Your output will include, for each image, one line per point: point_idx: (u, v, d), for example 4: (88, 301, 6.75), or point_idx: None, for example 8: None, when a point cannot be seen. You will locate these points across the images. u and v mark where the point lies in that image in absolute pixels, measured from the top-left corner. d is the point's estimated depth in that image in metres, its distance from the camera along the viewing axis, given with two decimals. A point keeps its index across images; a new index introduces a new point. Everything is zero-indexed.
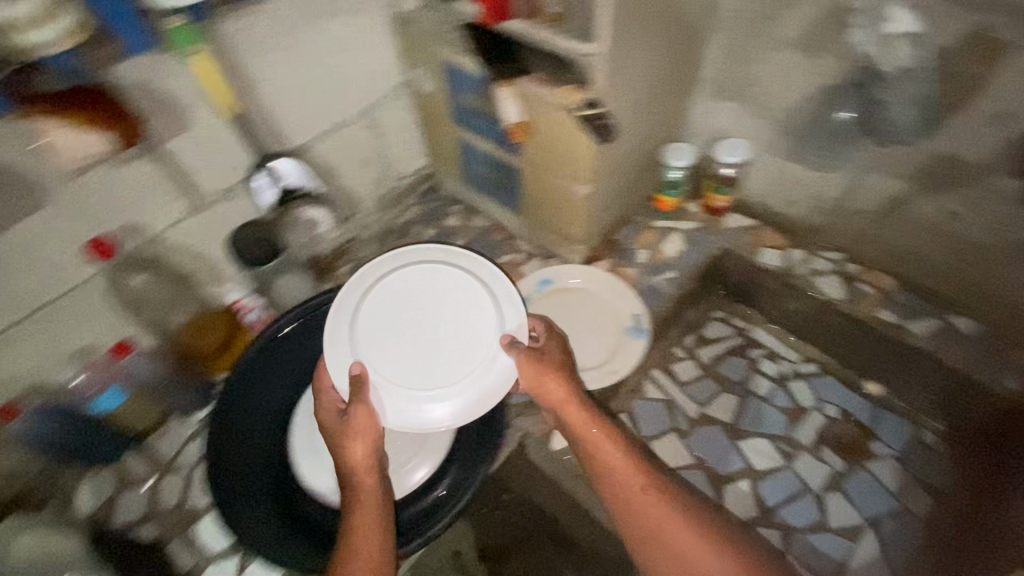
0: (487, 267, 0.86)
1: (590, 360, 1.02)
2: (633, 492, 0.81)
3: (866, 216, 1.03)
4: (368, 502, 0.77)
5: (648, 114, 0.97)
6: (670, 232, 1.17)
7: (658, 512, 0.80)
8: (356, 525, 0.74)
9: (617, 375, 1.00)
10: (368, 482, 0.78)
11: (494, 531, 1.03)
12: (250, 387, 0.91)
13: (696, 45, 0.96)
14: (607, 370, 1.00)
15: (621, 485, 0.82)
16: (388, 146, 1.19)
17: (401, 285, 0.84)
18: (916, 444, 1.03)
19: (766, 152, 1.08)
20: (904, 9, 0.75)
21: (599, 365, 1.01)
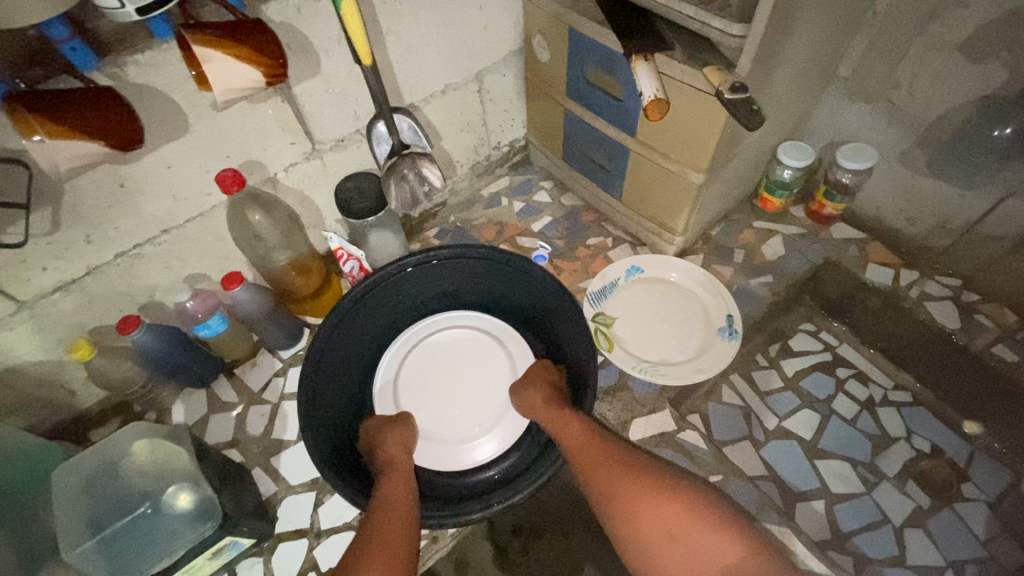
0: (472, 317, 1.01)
1: (676, 354, 0.98)
2: (621, 490, 0.72)
3: (1000, 243, 0.94)
4: (398, 473, 0.80)
5: (773, 109, 0.93)
6: (769, 235, 1.13)
7: (652, 508, 0.70)
8: (386, 492, 0.77)
9: (704, 374, 0.95)
10: (399, 458, 0.82)
11: (547, 509, 1.03)
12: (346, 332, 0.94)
13: (837, 40, 0.91)
14: (694, 367, 0.96)
15: (612, 484, 0.73)
16: (491, 113, 1.19)
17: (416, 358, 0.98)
18: (1014, 493, 0.96)
19: (892, 163, 1.01)
20: None
21: (685, 361, 0.97)
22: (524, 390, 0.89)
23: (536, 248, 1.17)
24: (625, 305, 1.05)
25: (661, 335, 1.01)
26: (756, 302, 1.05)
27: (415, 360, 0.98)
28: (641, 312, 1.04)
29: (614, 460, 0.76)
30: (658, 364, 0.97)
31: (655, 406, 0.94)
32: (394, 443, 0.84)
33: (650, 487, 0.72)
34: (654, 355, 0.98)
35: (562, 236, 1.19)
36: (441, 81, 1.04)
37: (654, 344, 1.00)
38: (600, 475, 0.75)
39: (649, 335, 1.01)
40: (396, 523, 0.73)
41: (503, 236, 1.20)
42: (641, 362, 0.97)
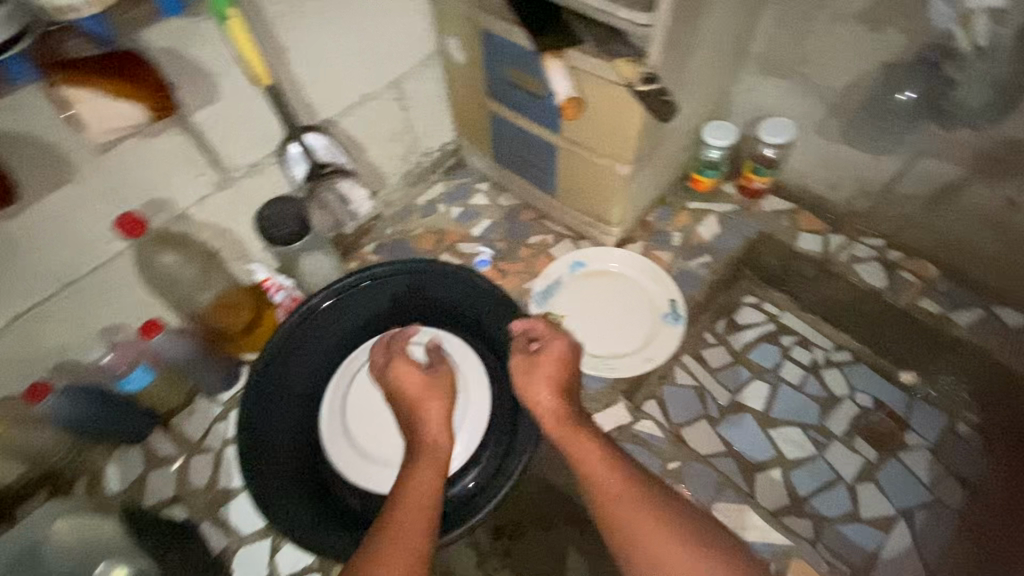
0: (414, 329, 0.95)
1: (624, 346, 0.99)
2: (654, 544, 0.66)
3: (915, 201, 0.98)
4: (427, 469, 0.73)
5: (691, 92, 0.93)
6: (704, 215, 1.14)
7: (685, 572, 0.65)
8: (411, 488, 0.71)
9: (652, 363, 0.97)
10: (435, 443, 0.77)
11: (514, 508, 1.02)
12: (279, 372, 0.91)
13: (746, 18, 0.92)
14: (644, 357, 0.97)
15: (632, 529, 0.67)
16: (416, 119, 1.15)
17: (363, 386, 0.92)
18: (951, 435, 1.01)
19: (811, 133, 1.03)
20: None
21: (633, 352, 0.98)
22: (541, 385, 0.78)
23: (478, 253, 1.15)
24: (572, 301, 1.05)
25: (608, 328, 1.01)
26: (698, 283, 1.07)
27: (358, 394, 0.92)
28: (588, 307, 1.04)
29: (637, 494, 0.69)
30: (608, 358, 0.97)
31: (609, 400, 0.94)
32: (432, 426, 0.78)
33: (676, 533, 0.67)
34: (603, 349, 0.99)
35: (503, 238, 1.17)
36: (356, 92, 0.99)
37: (603, 338, 1.00)
38: (630, 519, 0.68)
39: (597, 329, 1.01)
40: (416, 531, 0.66)
41: (443, 245, 1.17)
42: (591, 358, 0.97)
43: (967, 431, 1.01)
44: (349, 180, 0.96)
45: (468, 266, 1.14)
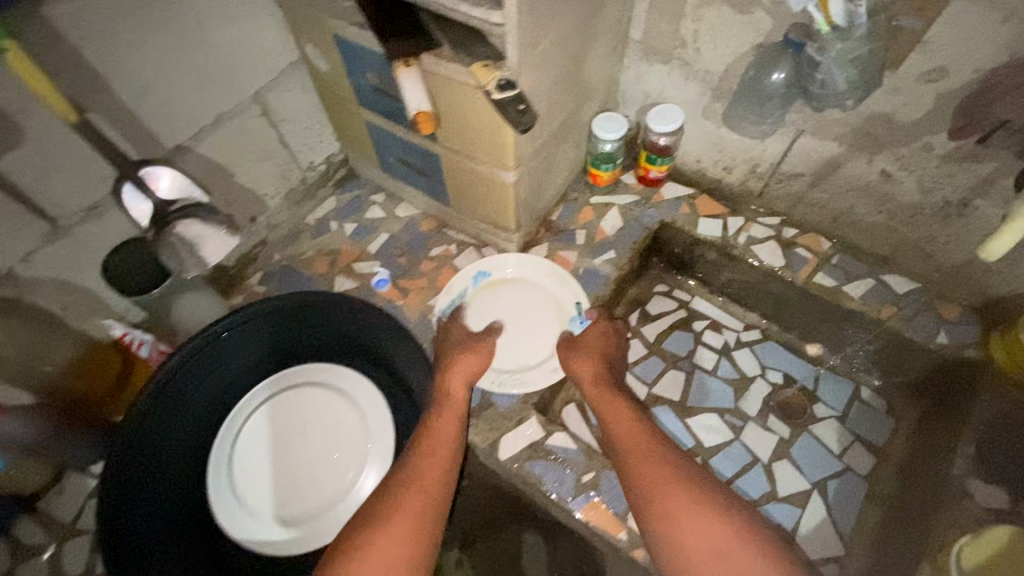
0: (295, 370, 0.90)
1: (532, 357, 0.96)
2: (675, 503, 0.68)
3: (801, 178, 0.98)
4: (449, 413, 0.82)
5: (570, 87, 0.89)
6: (606, 209, 1.11)
7: (697, 522, 0.66)
8: (432, 433, 0.78)
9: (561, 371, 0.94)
10: (455, 395, 0.84)
11: (461, 516, 0.98)
12: (142, 448, 0.80)
13: (618, 5, 0.88)
14: (551, 367, 0.95)
15: (656, 480, 0.70)
16: (290, 133, 1.06)
17: (256, 443, 0.85)
18: (855, 402, 1.04)
19: (698, 118, 1.02)
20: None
21: (541, 362, 0.95)
22: (581, 354, 0.91)
23: (376, 271, 1.08)
24: (477, 315, 1.00)
25: (516, 340, 0.98)
26: (605, 280, 1.04)
27: (255, 432, 0.86)
28: (494, 319, 1.00)
29: (651, 453, 0.74)
30: (517, 372, 0.94)
31: (520, 416, 0.90)
32: (457, 379, 0.85)
33: (684, 487, 0.69)
34: (511, 363, 0.95)
35: (403, 252, 1.10)
36: (208, 113, 0.89)
37: (511, 351, 0.97)
38: (648, 466, 0.72)
39: (505, 342, 0.98)
40: (437, 470, 0.74)
41: (338, 266, 1.09)
42: (499, 375, 0.94)
43: (868, 395, 1.05)
44: (202, 225, 0.80)
45: (366, 287, 1.06)
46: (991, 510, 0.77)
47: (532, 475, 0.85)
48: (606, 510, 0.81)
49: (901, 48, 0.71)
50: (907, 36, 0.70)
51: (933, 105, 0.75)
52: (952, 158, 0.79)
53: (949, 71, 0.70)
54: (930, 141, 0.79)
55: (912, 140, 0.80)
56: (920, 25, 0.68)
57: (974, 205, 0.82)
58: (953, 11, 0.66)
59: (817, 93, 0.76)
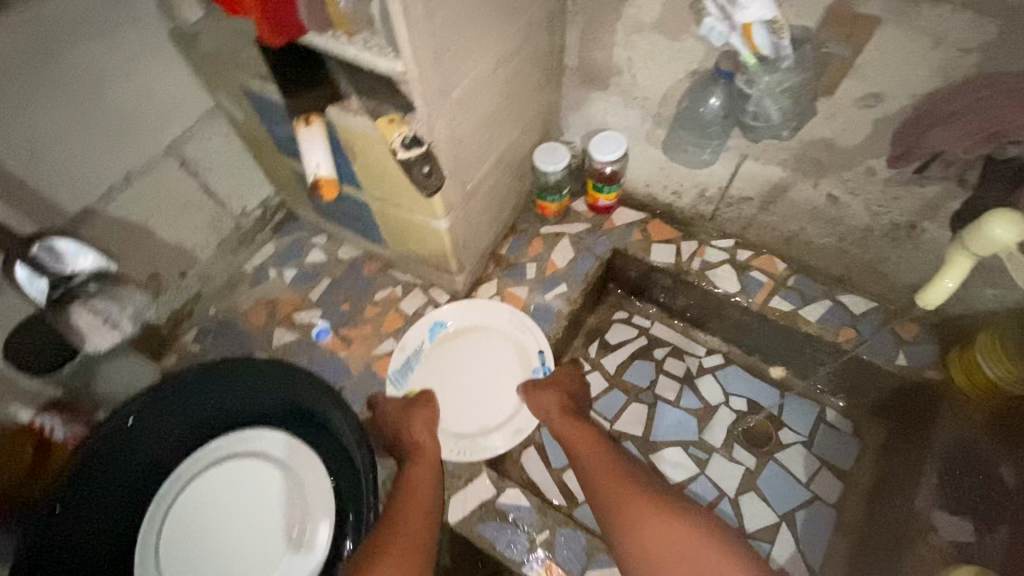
0: (220, 444, 0.85)
1: (493, 418, 0.92)
2: (641, 518, 0.72)
3: (750, 203, 0.95)
4: (423, 460, 0.81)
5: (502, 124, 0.84)
6: (557, 240, 1.07)
7: (662, 530, 0.70)
8: (410, 481, 0.79)
9: (522, 433, 0.90)
10: (424, 441, 0.84)
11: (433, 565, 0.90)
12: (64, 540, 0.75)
13: (547, 36, 0.84)
14: (512, 430, 0.90)
15: (628, 503, 0.73)
16: (216, 182, 1.00)
17: (187, 525, 0.80)
18: (822, 425, 1.01)
19: (642, 143, 0.98)
20: None
21: (503, 424, 0.91)
22: (549, 389, 0.89)
23: (317, 322, 1.01)
24: (435, 372, 0.95)
25: (477, 398, 0.93)
26: (558, 317, 0.99)
27: (186, 508, 0.81)
28: (454, 376, 0.95)
29: (627, 485, 0.76)
30: (477, 436, 0.89)
31: (470, 473, 0.85)
32: (418, 430, 0.84)
33: (666, 516, 0.71)
34: (471, 426, 0.91)
35: (345, 299, 1.04)
36: (118, 171, 0.83)
37: (471, 410, 0.92)
38: (619, 490, 0.75)
39: (465, 402, 0.93)
40: (420, 519, 0.74)
41: (276, 318, 1.03)
42: (458, 441, 0.88)
43: (834, 417, 1.01)
44: (90, 315, 0.72)
45: (305, 339, 1.00)
46: (955, 544, 0.74)
47: (483, 540, 0.80)
48: (560, 572, 0.78)
49: (834, 75, 0.68)
50: (838, 63, 0.67)
51: (871, 131, 0.72)
52: (896, 181, 0.76)
53: (884, 97, 0.67)
54: (872, 165, 0.76)
55: (854, 164, 0.77)
56: (850, 52, 0.65)
57: (922, 227, 0.79)
58: (881, 38, 0.62)
59: (752, 125, 0.73)
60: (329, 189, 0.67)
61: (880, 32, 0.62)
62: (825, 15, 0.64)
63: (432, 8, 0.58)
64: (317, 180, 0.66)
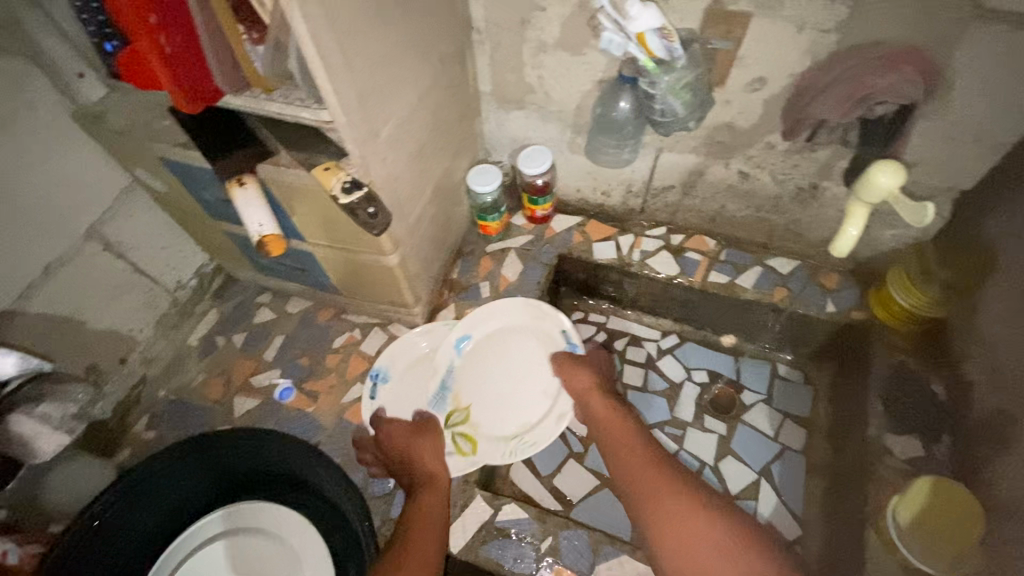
0: (211, 522, 0.81)
1: (535, 411, 0.93)
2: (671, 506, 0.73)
3: (673, 190, 1.02)
4: (434, 487, 0.80)
5: (431, 156, 0.87)
6: (504, 256, 1.10)
7: (691, 517, 0.72)
8: (420, 508, 0.76)
9: (566, 417, 0.91)
10: (437, 470, 0.83)
11: None
12: None
13: (460, 64, 0.88)
14: (556, 416, 0.92)
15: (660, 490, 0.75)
16: (145, 258, 0.96)
17: None
18: (776, 380, 1.08)
19: (566, 152, 1.03)
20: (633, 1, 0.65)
21: (545, 415, 0.92)
22: (583, 368, 0.91)
23: (277, 382, 0.98)
24: (470, 382, 0.95)
25: (516, 396, 0.95)
26: None
27: None
28: (489, 380, 0.96)
29: (657, 467, 0.78)
30: (523, 434, 0.91)
31: (464, 500, 0.85)
32: (430, 458, 0.84)
33: (689, 500, 0.74)
34: (514, 425, 0.92)
35: (303, 352, 1.01)
36: (36, 264, 0.79)
37: (513, 410, 0.93)
38: (650, 476, 0.77)
39: (505, 404, 0.94)
40: (431, 541, 0.72)
41: (234, 386, 0.99)
42: (507, 444, 0.91)
43: (786, 370, 1.10)
44: (38, 421, 0.70)
45: (268, 402, 0.96)
46: (909, 461, 0.81)
47: (490, 561, 0.80)
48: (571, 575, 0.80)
49: (722, 67, 0.76)
50: (723, 55, 0.75)
51: (763, 110, 0.80)
52: (789, 151, 0.85)
53: (768, 79, 0.76)
54: (769, 140, 0.85)
55: (755, 141, 0.86)
56: (731, 44, 0.73)
57: (822, 186, 0.89)
58: (755, 30, 0.71)
59: (662, 122, 0.79)
60: (276, 246, 0.67)
61: (754, 24, 0.70)
62: (705, 15, 0.71)
63: (347, 55, 0.60)
64: (262, 239, 0.65)
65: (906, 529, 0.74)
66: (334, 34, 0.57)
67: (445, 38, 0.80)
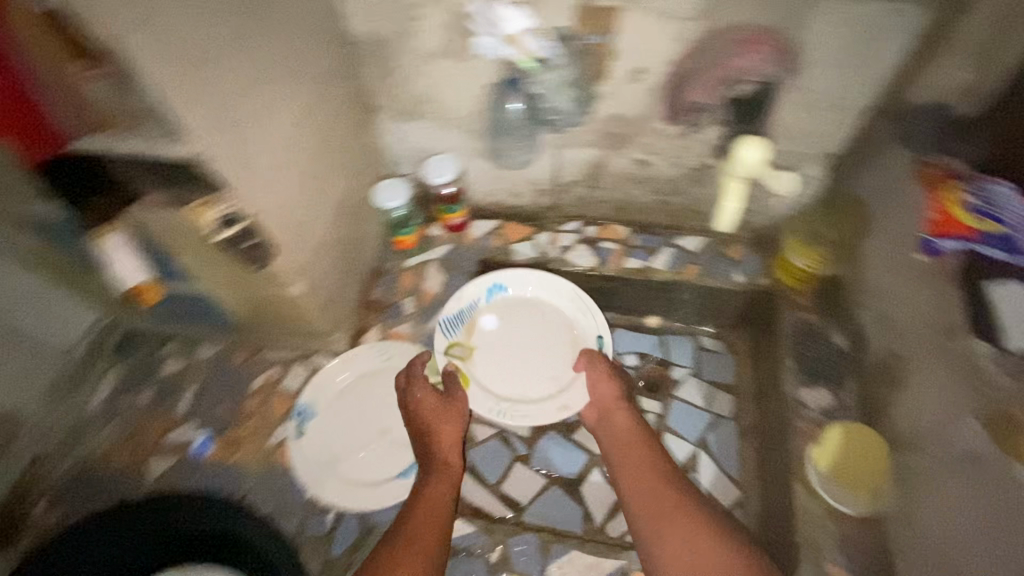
0: None
1: (538, 390, 0.96)
2: (677, 527, 0.76)
3: (580, 184, 1.04)
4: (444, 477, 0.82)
5: (327, 177, 0.84)
6: (424, 269, 1.08)
7: (692, 536, 0.75)
8: (427, 500, 0.79)
9: (566, 412, 0.93)
10: (451, 460, 0.85)
11: None
12: None
13: (345, 81, 0.85)
14: (557, 406, 0.94)
15: (665, 509, 0.78)
16: (19, 323, 0.87)
17: None
18: (703, 352, 1.09)
19: (470, 159, 1.03)
20: (507, 5, 0.71)
21: (546, 400, 0.95)
22: (604, 378, 0.92)
23: (194, 435, 0.92)
24: (485, 332, 0.99)
25: (529, 362, 0.98)
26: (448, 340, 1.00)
27: None
28: (505, 339, 0.99)
29: (669, 488, 0.81)
30: (516, 403, 0.94)
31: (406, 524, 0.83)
32: (447, 445, 0.86)
33: (694, 520, 0.77)
34: (512, 391, 0.96)
35: (220, 400, 0.94)
36: None
37: (519, 378, 0.96)
38: (658, 499, 0.79)
39: (511, 369, 0.97)
40: (430, 537, 0.75)
41: (145, 449, 0.91)
42: (499, 403, 0.94)
43: (709, 342, 1.10)
44: None
45: (185, 459, 0.89)
46: (824, 411, 0.86)
47: None
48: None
49: (600, 61, 0.78)
50: (601, 49, 0.77)
51: (647, 99, 0.83)
52: (677, 136, 0.89)
53: (645, 70, 0.79)
54: (657, 127, 0.88)
55: (645, 129, 0.89)
56: (604, 39, 0.75)
57: (714, 165, 0.93)
58: (625, 22, 0.73)
59: (554, 121, 0.84)
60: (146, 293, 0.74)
61: (623, 16, 0.72)
62: (579, 11, 0.72)
63: (199, 83, 0.57)
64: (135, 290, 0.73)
65: (825, 477, 0.80)
66: (175, 63, 0.55)
67: (320, 56, 0.78)
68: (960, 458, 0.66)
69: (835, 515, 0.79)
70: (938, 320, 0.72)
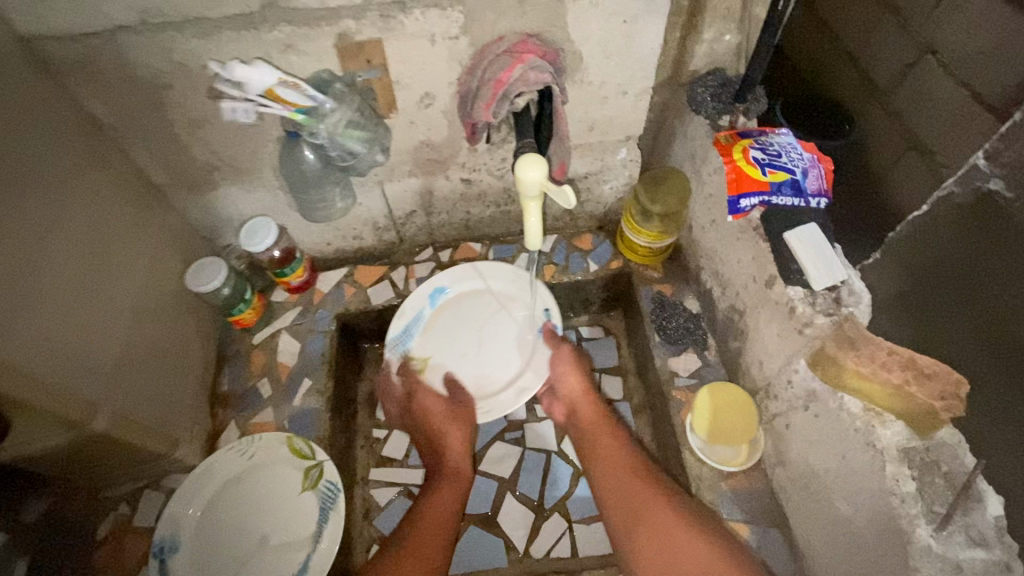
0: None
1: (498, 380, 0.92)
2: (654, 514, 0.74)
3: (417, 214, 1.00)
4: (453, 483, 0.83)
5: (110, 284, 0.73)
6: (275, 343, 0.98)
7: (664, 520, 0.73)
8: (432, 503, 0.80)
9: (526, 393, 0.89)
10: (461, 464, 0.86)
11: None
12: None
13: (109, 172, 0.75)
14: (517, 390, 0.90)
15: (636, 495, 0.77)
16: None
17: None
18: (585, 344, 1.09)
19: (293, 216, 0.95)
20: (243, 68, 0.62)
21: (506, 386, 0.91)
22: (570, 370, 0.90)
23: None
24: (435, 337, 0.95)
25: (486, 357, 0.93)
26: (316, 417, 0.91)
27: None
28: (456, 339, 0.94)
29: (641, 478, 0.78)
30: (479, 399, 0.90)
31: None
32: (456, 449, 0.86)
33: (666, 507, 0.74)
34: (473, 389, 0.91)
35: None
36: None
37: (478, 373, 0.92)
38: (633, 491, 0.77)
39: (469, 366, 0.93)
40: (436, 543, 0.75)
41: None
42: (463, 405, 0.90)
43: (588, 330, 1.11)
44: None
45: None
46: (693, 375, 0.90)
47: None
48: None
49: (384, 92, 0.75)
50: (378, 81, 0.73)
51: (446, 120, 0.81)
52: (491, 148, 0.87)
53: (433, 93, 0.76)
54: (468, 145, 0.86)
55: (458, 149, 0.87)
56: (378, 71, 0.72)
57: None
58: (392, 51, 0.70)
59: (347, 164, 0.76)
60: None
61: (387, 45, 0.69)
62: (338, 45, 0.68)
63: None
64: None
65: (704, 442, 0.82)
66: None
67: (60, 153, 0.67)
68: (804, 395, 0.71)
69: (723, 474, 0.81)
70: (758, 271, 0.77)
